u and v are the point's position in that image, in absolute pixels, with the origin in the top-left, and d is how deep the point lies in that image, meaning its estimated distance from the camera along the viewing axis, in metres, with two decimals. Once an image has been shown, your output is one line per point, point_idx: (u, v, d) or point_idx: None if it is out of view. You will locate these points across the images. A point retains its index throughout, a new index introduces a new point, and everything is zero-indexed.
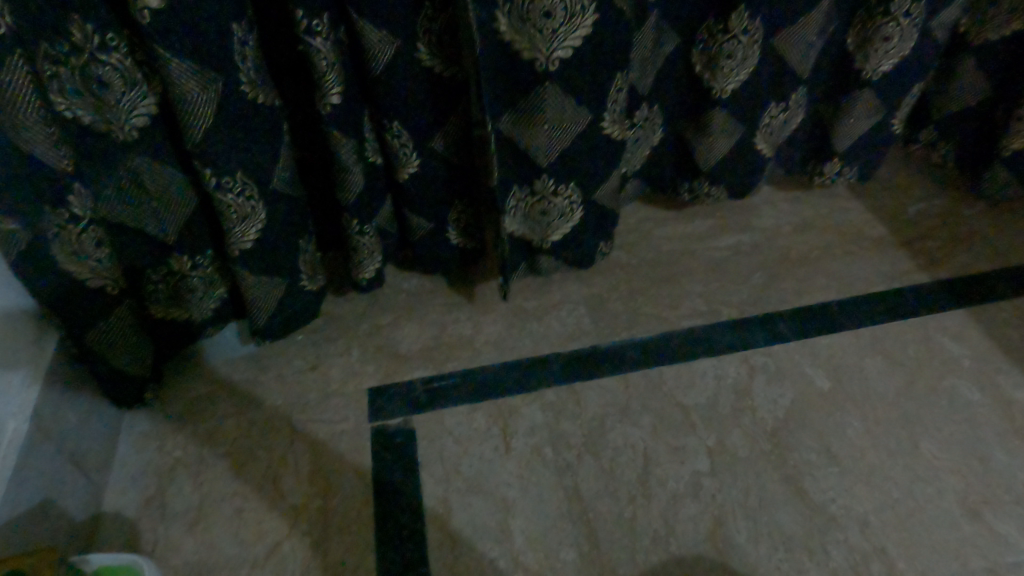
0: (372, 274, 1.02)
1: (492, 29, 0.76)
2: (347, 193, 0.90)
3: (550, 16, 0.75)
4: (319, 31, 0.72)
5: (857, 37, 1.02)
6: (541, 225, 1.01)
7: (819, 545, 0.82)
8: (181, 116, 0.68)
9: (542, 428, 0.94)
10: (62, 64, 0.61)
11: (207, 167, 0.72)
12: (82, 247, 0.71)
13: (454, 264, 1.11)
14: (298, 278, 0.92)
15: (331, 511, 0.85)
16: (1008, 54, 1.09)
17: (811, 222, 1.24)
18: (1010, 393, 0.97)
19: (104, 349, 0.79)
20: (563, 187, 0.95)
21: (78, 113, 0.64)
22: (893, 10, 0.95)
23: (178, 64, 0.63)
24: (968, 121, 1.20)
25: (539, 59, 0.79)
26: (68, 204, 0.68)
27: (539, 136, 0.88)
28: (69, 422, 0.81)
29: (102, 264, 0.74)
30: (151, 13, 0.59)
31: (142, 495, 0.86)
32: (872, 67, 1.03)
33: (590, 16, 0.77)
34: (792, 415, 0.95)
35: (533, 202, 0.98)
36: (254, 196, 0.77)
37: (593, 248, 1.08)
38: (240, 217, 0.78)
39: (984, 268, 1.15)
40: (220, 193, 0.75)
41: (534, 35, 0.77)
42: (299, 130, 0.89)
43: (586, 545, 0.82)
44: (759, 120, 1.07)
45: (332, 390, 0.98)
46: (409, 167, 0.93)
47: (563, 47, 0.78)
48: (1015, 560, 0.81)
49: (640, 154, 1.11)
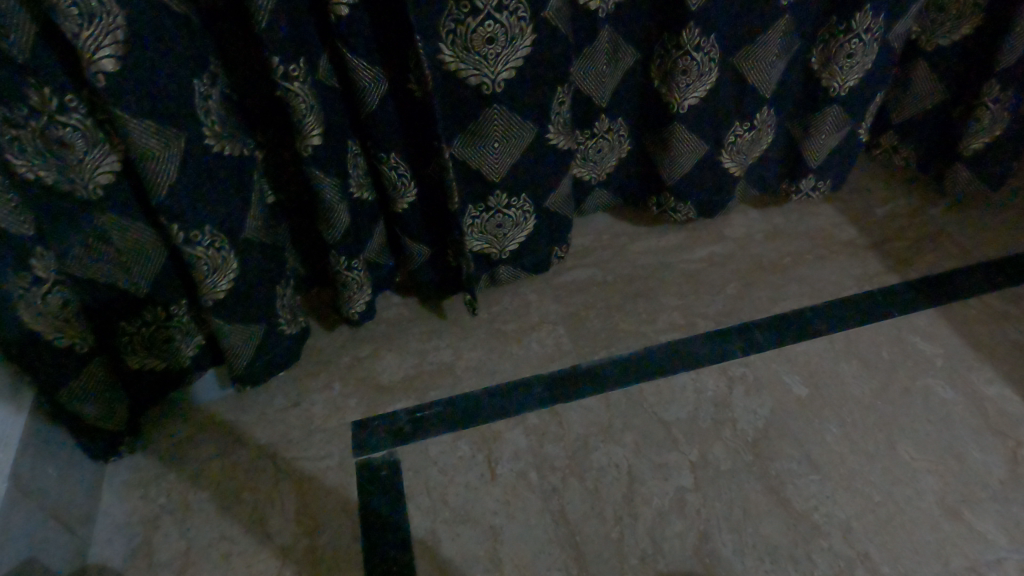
0: (365, 305, 1.03)
1: (437, 60, 0.78)
2: (334, 232, 0.90)
3: (493, 43, 0.78)
4: (296, 75, 0.73)
5: (819, 55, 1.04)
6: (497, 238, 1.03)
7: (805, 554, 0.84)
8: (142, 175, 0.68)
9: (526, 453, 0.94)
10: (20, 127, 0.62)
11: (173, 223, 0.72)
12: (47, 305, 0.71)
13: (432, 287, 1.12)
14: (278, 320, 0.93)
15: (320, 547, 0.85)
16: (962, 61, 1.12)
17: (782, 229, 1.26)
18: (982, 390, 0.99)
19: (75, 404, 0.79)
20: (516, 200, 0.98)
21: (41, 174, 0.65)
22: (853, 29, 0.97)
23: (136, 124, 0.64)
24: (926, 125, 1.22)
25: (485, 82, 0.82)
26: (31, 265, 0.68)
27: (489, 153, 0.90)
28: (49, 478, 0.80)
29: (70, 319, 0.74)
30: (107, 76, 0.60)
31: (129, 544, 0.86)
32: (838, 83, 1.04)
33: (529, 38, 0.80)
34: (772, 424, 0.96)
35: (489, 218, 0.99)
36: (224, 246, 0.77)
37: (546, 251, 1.11)
38: (212, 270, 0.77)
39: (951, 265, 1.17)
40: (189, 248, 0.74)
41: (479, 61, 0.79)
42: (280, 172, 0.91)
43: (574, 568, 0.83)
44: (724, 138, 1.09)
45: (316, 425, 0.98)
46: (406, 198, 0.95)
47: (506, 68, 0.81)
48: (994, 557, 0.82)
49: (606, 162, 1.14)
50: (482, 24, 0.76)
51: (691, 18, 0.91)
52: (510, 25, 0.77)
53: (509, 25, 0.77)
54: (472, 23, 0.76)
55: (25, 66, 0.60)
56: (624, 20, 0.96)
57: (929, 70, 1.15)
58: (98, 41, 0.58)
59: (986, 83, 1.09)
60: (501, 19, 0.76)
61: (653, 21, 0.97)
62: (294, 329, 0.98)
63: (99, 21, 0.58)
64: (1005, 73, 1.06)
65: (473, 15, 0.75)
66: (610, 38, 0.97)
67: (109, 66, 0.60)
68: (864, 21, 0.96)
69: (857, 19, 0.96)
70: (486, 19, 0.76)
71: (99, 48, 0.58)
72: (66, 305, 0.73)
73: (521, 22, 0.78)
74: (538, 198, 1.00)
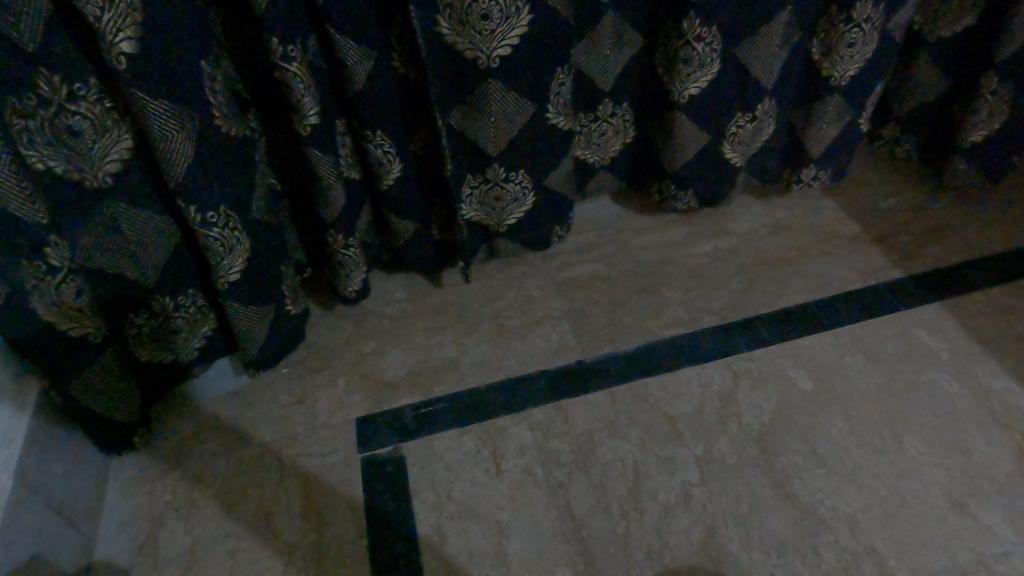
0: (359, 285, 1.04)
1: (433, 32, 0.80)
2: (330, 211, 0.91)
3: (488, 19, 0.79)
4: (293, 56, 0.74)
5: (820, 47, 1.03)
6: (496, 212, 1.04)
7: (811, 548, 0.83)
8: (158, 157, 0.68)
9: (531, 448, 0.94)
10: (31, 117, 0.61)
11: (190, 203, 0.72)
12: (63, 296, 0.70)
13: (433, 266, 1.14)
14: (284, 300, 0.94)
15: (326, 545, 0.85)
16: (961, 52, 1.12)
17: (785, 224, 1.26)
18: (987, 382, 0.99)
19: (85, 396, 0.79)
20: (514, 174, 0.99)
21: (51, 164, 0.64)
22: (854, 17, 0.96)
23: (155, 105, 0.65)
24: (929, 116, 1.22)
25: (480, 57, 0.82)
26: (46, 254, 0.67)
27: (488, 128, 0.92)
28: (55, 475, 0.80)
29: (85, 312, 0.73)
30: (127, 58, 0.61)
31: (134, 542, 0.86)
32: (839, 73, 1.04)
33: (525, 17, 0.80)
34: (777, 419, 0.96)
35: (487, 189, 1.01)
36: (236, 227, 0.78)
37: (546, 230, 1.13)
38: (227, 250, 0.78)
39: (956, 259, 1.17)
40: (205, 229, 0.75)
41: (475, 37, 0.80)
42: (273, 157, 0.90)
43: (580, 563, 0.83)
44: (725, 127, 1.09)
45: (320, 422, 0.98)
46: (391, 173, 0.96)
47: (502, 45, 0.82)
48: (1002, 550, 0.82)
49: (609, 146, 1.15)
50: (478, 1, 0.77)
51: (694, 8, 0.91)
52: (506, 3, 0.78)
53: (504, 5, 0.78)
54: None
55: (37, 55, 0.59)
56: (628, 5, 0.96)
57: (930, 61, 1.14)
58: (117, 24, 0.59)
59: (984, 73, 1.09)
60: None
61: (657, 10, 0.98)
62: (297, 309, 0.99)
63: (117, 5, 0.58)
64: (1006, 64, 1.06)
65: None
66: (615, 23, 0.97)
67: (128, 49, 0.60)
68: (865, 9, 0.95)
69: (857, 9, 0.95)
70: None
71: (118, 31, 0.59)
72: (80, 295, 0.72)
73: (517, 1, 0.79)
74: (537, 175, 1.01)
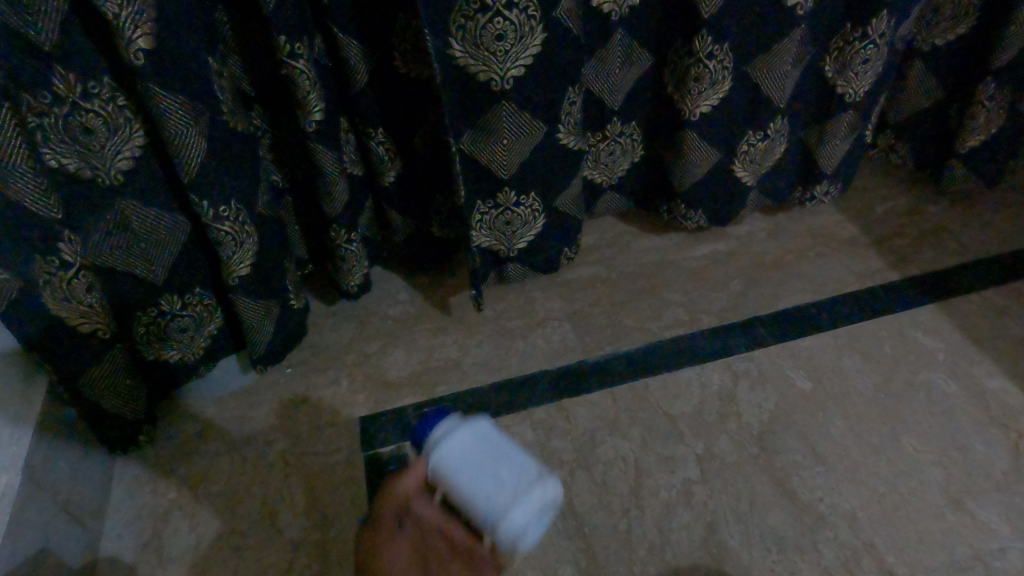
0: (360, 279, 1.05)
1: (446, 54, 0.80)
2: (334, 203, 0.93)
3: (502, 40, 0.79)
4: (301, 53, 0.75)
5: (834, 64, 1.05)
6: (507, 234, 1.05)
7: (811, 545, 0.84)
8: (171, 152, 0.70)
9: (533, 447, 0.95)
10: (46, 115, 0.62)
11: (202, 198, 0.74)
12: (73, 291, 0.72)
13: (434, 257, 1.17)
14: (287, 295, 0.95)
15: (329, 543, 0.86)
16: (958, 60, 1.14)
17: (783, 227, 1.27)
18: (983, 382, 1.00)
19: (93, 391, 0.80)
20: (525, 197, 1.00)
21: (65, 162, 0.66)
22: (870, 34, 0.98)
23: (167, 100, 0.66)
24: (928, 124, 1.24)
25: (494, 79, 0.83)
26: (59, 249, 0.69)
27: (496, 150, 0.92)
28: (61, 472, 0.81)
29: (95, 308, 0.75)
30: (144, 53, 0.62)
31: (139, 540, 0.86)
32: (853, 90, 1.06)
33: (538, 36, 0.81)
34: (776, 417, 0.97)
35: (498, 214, 1.01)
36: (246, 222, 0.80)
37: (556, 251, 1.13)
38: (236, 243, 0.79)
39: (951, 262, 1.19)
40: (216, 223, 0.76)
41: (489, 57, 0.81)
42: (279, 152, 0.92)
43: (583, 560, 0.83)
44: (737, 146, 1.09)
45: (324, 421, 0.99)
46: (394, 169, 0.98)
47: (517, 65, 0.83)
48: (998, 546, 0.83)
49: (618, 165, 1.17)
50: (491, 22, 0.78)
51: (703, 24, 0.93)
52: (520, 23, 0.79)
53: (518, 24, 0.79)
54: (482, 20, 0.77)
55: (52, 54, 0.60)
56: (636, 21, 0.97)
57: (926, 69, 1.16)
58: (134, 23, 0.60)
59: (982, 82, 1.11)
60: (512, 18, 0.78)
61: (667, 27, 1.00)
62: (299, 304, 1.00)
63: (134, 4, 0.60)
64: (1002, 71, 1.07)
65: (483, 13, 0.76)
66: (621, 42, 0.98)
67: (143, 45, 0.62)
68: (880, 25, 0.97)
69: (872, 26, 0.97)
70: (495, 17, 0.77)
71: (137, 28, 0.61)
72: (90, 291, 0.74)
73: (532, 21, 0.80)
74: (546, 197, 1.02)
